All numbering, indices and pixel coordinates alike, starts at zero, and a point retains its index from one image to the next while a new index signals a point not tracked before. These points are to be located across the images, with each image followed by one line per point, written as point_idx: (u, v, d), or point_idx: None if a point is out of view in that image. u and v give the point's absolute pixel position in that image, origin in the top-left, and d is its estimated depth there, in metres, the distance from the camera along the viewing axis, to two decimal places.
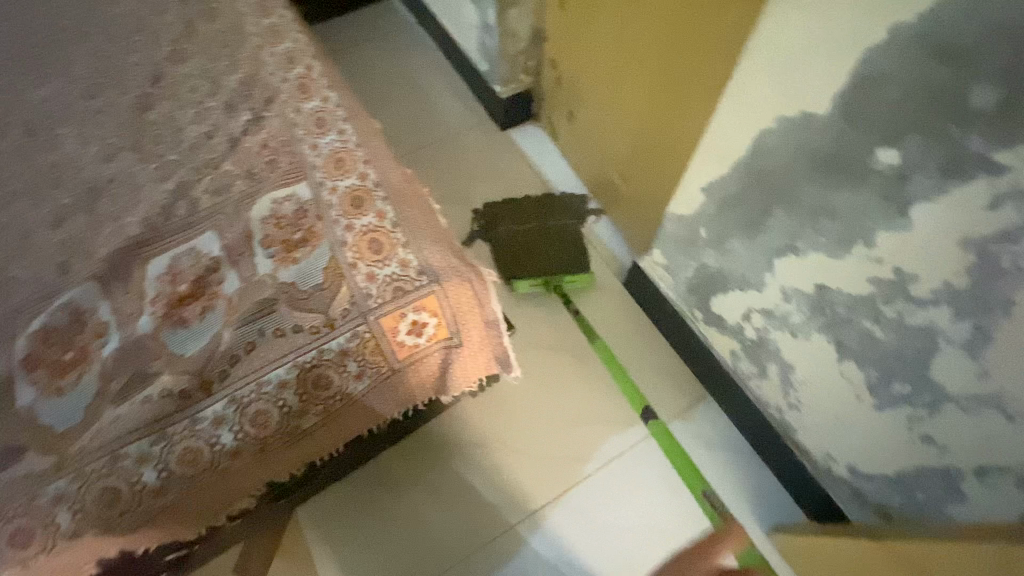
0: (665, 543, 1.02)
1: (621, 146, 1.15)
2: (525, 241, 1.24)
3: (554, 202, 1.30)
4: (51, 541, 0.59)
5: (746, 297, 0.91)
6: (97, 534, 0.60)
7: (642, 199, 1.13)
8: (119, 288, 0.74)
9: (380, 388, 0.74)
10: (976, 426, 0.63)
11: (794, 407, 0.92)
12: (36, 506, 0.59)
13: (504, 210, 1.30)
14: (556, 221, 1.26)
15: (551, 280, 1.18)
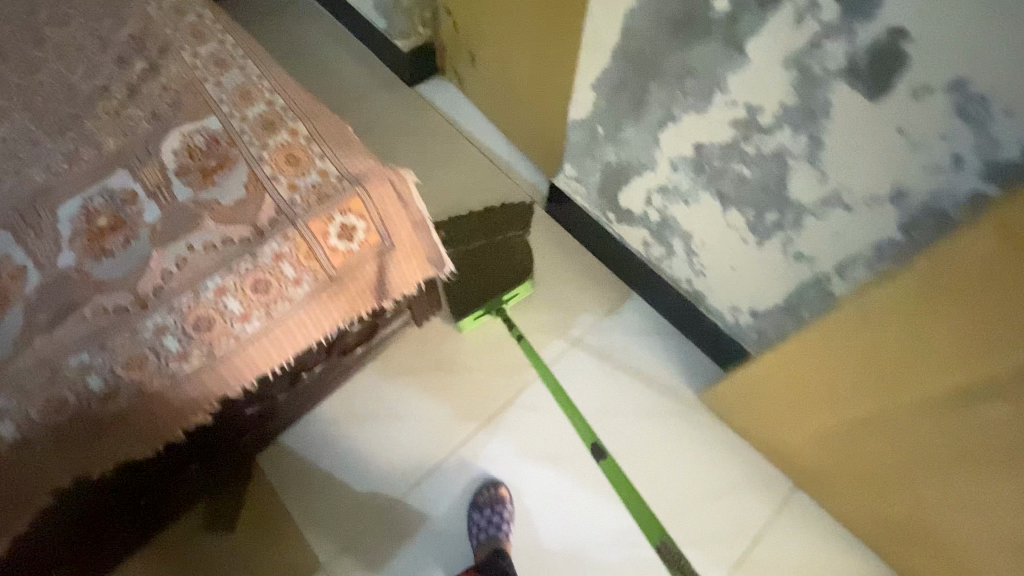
0: (611, 422, 1.13)
1: (520, 76, 1.24)
2: (472, 260, 1.27)
3: (496, 217, 1.36)
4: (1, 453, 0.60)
5: (645, 181, 1.01)
6: (49, 441, 0.61)
7: (547, 122, 1.22)
8: (29, 232, 0.73)
9: (320, 293, 0.77)
10: (828, 228, 0.76)
11: (701, 273, 1.05)
12: None
13: (452, 232, 1.32)
14: (500, 236, 1.32)
15: (493, 304, 1.19)
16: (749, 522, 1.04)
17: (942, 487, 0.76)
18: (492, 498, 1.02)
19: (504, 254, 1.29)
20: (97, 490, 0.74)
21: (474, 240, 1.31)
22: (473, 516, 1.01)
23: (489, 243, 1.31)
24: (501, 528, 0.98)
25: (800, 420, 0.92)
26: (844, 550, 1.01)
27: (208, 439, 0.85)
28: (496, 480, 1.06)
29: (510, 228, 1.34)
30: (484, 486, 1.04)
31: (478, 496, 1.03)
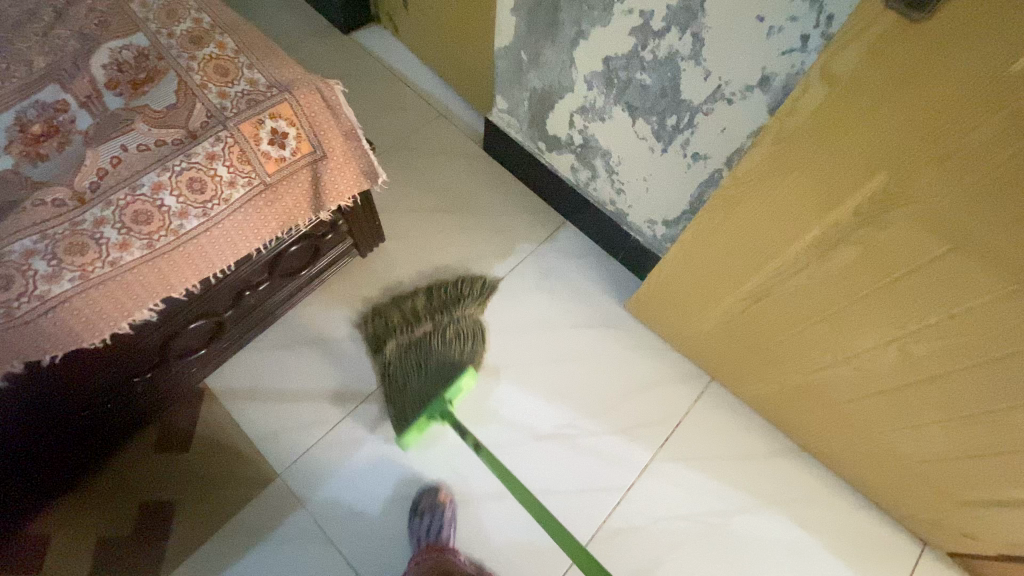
0: (548, 336, 1.22)
1: (449, 15, 1.29)
2: (417, 358, 1.04)
3: (444, 292, 1.20)
4: None
5: (566, 104, 1.09)
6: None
7: (478, 58, 1.28)
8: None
9: (255, 197, 0.81)
10: (715, 123, 0.87)
11: (621, 190, 1.14)
12: None
13: (393, 320, 1.13)
14: (446, 313, 1.13)
15: (434, 409, 0.93)
16: (669, 412, 1.16)
17: (816, 343, 0.89)
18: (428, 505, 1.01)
19: (451, 342, 1.07)
20: (40, 390, 0.77)
21: (417, 325, 1.10)
22: (413, 523, 1.00)
23: (437, 332, 1.08)
24: (437, 534, 0.97)
25: (705, 307, 1.03)
26: (749, 428, 1.16)
27: (157, 348, 0.89)
28: (436, 485, 1.05)
29: (456, 304, 1.17)
30: (426, 491, 1.03)
31: (418, 503, 1.02)
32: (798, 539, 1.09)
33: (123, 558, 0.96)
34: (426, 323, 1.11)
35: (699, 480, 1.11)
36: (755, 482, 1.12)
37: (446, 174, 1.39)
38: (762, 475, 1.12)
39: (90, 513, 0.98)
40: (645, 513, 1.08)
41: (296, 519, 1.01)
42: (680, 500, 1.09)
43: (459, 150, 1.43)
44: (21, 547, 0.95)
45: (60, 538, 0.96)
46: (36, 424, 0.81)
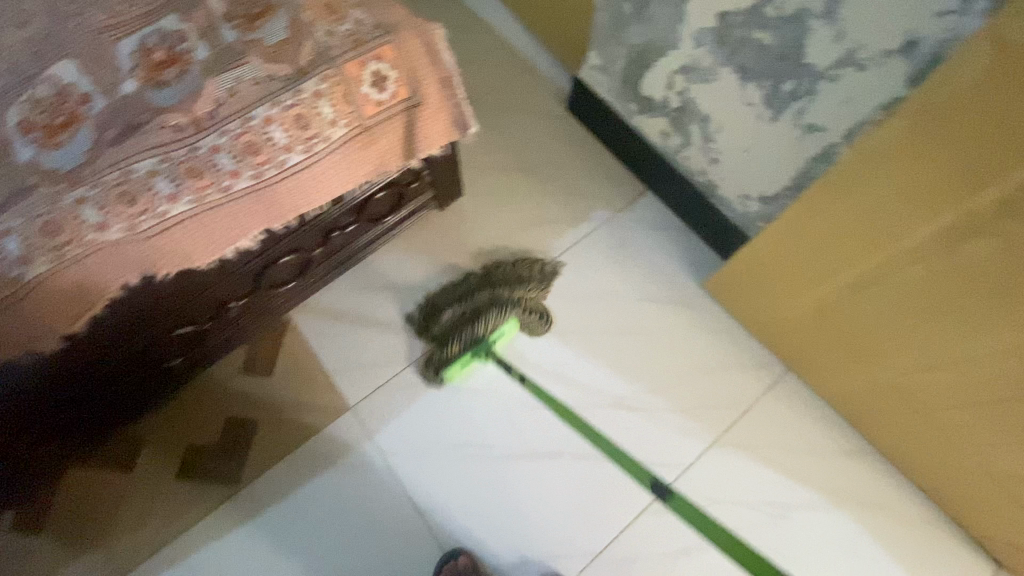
0: (620, 307, 1.19)
1: None
2: (467, 311, 1.07)
3: (501, 270, 1.12)
4: (82, 231, 0.68)
5: (667, 63, 1.03)
6: (124, 227, 0.70)
7: (572, 12, 1.23)
8: (85, 61, 0.78)
9: (354, 137, 0.83)
10: (841, 92, 0.80)
11: (714, 160, 1.08)
12: (61, 204, 0.67)
13: (457, 291, 1.11)
14: (497, 278, 1.10)
15: (478, 347, 1.05)
16: (737, 396, 1.12)
17: (922, 340, 0.83)
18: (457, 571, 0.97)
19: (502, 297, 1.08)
20: (152, 308, 0.83)
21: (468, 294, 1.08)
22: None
23: (490, 296, 1.07)
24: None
25: (795, 292, 0.98)
26: (821, 424, 1.11)
27: (252, 277, 0.94)
28: (458, 548, 1.00)
29: (517, 283, 1.10)
30: (444, 558, 0.99)
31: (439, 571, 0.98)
32: (861, 543, 1.04)
33: (209, 465, 1.05)
34: (477, 287, 1.09)
35: (763, 468, 1.08)
36: (823, 479, 1.07)
37: (528, 132, 1.36)
38: (830, 474, 1.08)
39: (182, 423, 1.08)
40: (702, 493, 1.07)
41: (364, 452, 1.06)
42: (741, 487, 1.07)
43: (543, 109, 1.39)
44: (124, 443, 1.06)
45: (155, 439, 1.06)
46: (145, 338, 0.87)
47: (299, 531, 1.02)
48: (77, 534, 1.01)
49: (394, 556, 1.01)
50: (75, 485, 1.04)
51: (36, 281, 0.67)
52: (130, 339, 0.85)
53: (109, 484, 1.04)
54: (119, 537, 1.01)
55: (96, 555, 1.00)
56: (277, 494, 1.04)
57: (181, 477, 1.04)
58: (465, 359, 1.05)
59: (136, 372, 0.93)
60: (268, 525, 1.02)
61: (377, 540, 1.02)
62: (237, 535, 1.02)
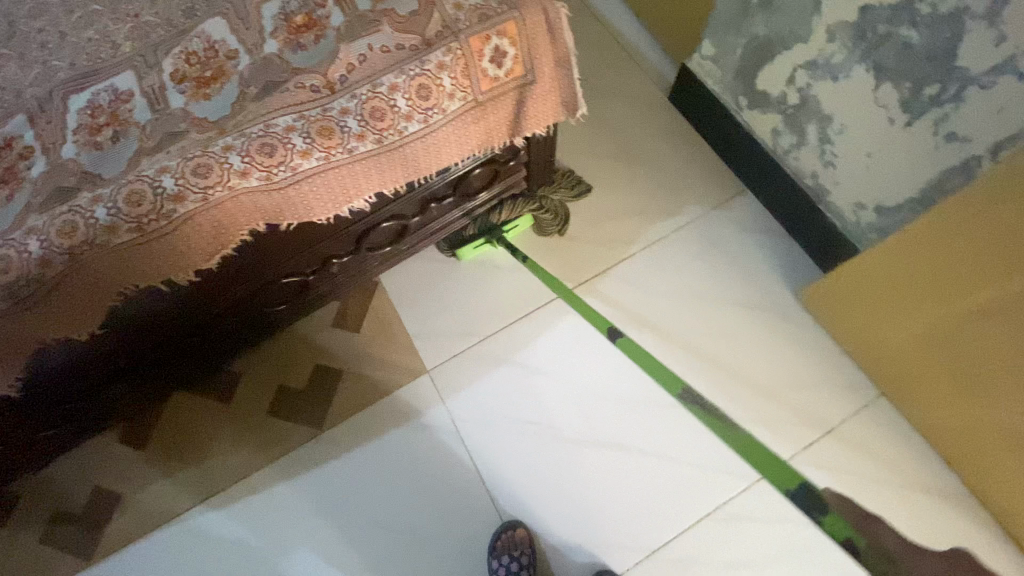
0: (703, 307, 1.16)
1: None
2: None
3: None
4: (227, 176, 0.73)
5: (791, 57, 0.99)
6: (264, 176, 0.75)
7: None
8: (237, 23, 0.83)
9: (468, 111, 0.85)
10: (994, 100, 0.73)
11: (830, 164, 1.02)
12: (211, 151, 0.73)
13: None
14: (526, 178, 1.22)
15: (491, 233, 1.19)
16: (821, 416, 1.07)
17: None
18: (514, 542, 1.00)
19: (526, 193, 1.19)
20: (265, 258, 0.90)
21: None
22: (492, 563, 0.99)
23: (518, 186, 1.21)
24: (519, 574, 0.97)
25: (906, 314, 0.91)
26: (911, 457, 1.04)
27: (355, 238, 1.00)
28: (515, 521, 1.03)
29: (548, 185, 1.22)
30: (501, 529, 1.02)
31: (495, 541, 1.01)
32: None
33: (295, 407, 1.13)
34: None
35: (840, 492, 1.03)
36: (907, 516, 1.01)
37: (626, 120, 1.34)
38: (916, 512, 1.01)
39: (275, 367, 1.16)
40: (771, 508, 1.02)
41: (435, 417, 1.11)
42: (816, 511, 1.02)
43: (644, 97, 1.36)
44: (224, 378, 1.16)
45: (251, 378, 1.16)
46: (259, 283, 0.95)
47: (369, 480, 1.09)
48: (178, 454, 1.12)
49: (453, 518, 1.06)
50: (180, 410, 1.15)
51: (184, 218, 0.73)
52: (246, 284, 0.93)
53: (208, 413, 1.14)
54: (212, 461, 1.11)
55: (191, 476, 1.11)
56: (353, 442, 1.11)
57: (270, 416, 1.13)
58: (479, 242, 1.19)
59: (243, 313, 1.01)
60: (342, 470, 1.09)
61: (438, 501, 1.07)
62: (316, 476, 1.09)
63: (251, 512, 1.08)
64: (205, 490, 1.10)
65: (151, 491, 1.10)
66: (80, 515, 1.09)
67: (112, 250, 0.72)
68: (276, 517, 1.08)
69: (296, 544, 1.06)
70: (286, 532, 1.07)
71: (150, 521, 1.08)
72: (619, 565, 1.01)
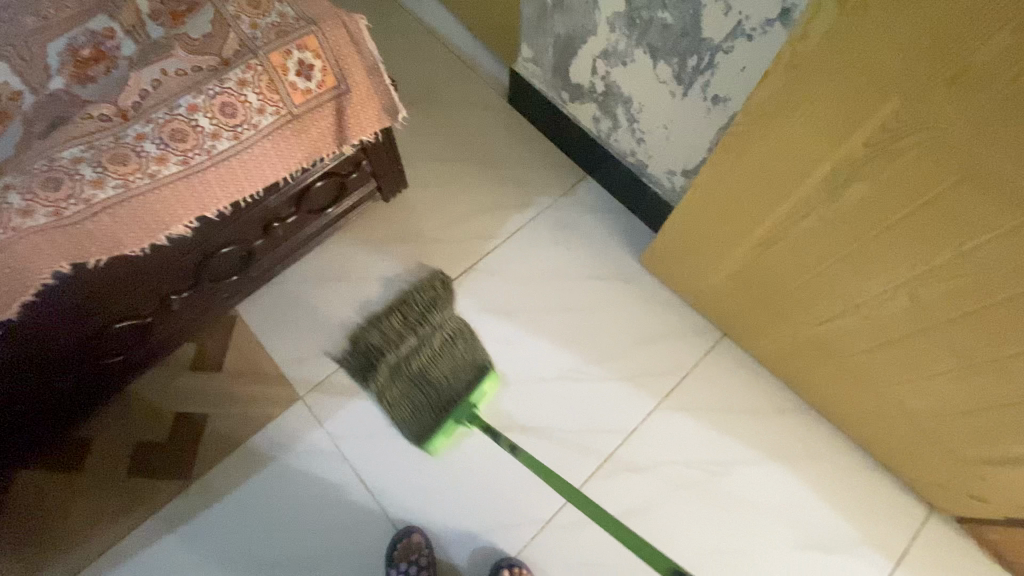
0: (563, 286, 1.23)
1: None
2: (420, 373, 1.05)
3: (418, 305, 1.13)
4: (8, 216, 0.70)
5: (589, 49, 1.10)
6: (50, 213, 0.72)
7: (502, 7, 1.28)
8: (14, 61, 0.79)
9: (283, 125, 0.87)
10: (735, 63, 0.87)
11: (641, 140, 1.15)
12: None
13: (390, 355, 1.06)
14: (424, 325, 1.10)
15: (462, 414, 1.03)
16: (677, 365, 1.17)
17: (829, 286, 0.88)
18: (410, 548, 1.00)
19: (450, 352, 1.07)
20: (82, 301, 0.84)
21: (402, 344, 1.07)
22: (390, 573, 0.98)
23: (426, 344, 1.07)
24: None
25: (718, 257, 1.03)
26: (756, 386, 1.16)
27: (193, 271, 0.96)
28: (411, 527, 1.03)
29: (435, 312, 1.12)
30: (397, 538, 1.01)
31: (392, 550, 1.00)
32: (797, 493, 1.10)
33: (158, 462, 1.05)
34: (411, 338, 1.08)
35: (702, 428, 1.13)
36: (759, 436, 1.13)
37: (471, 125, 1.41)
38: (765, 430, 1.13)
39: (130, 422, 1.08)
40: (645, 457, 1.10)
41: (313, 440, 1.08)
42: (683, 448, 1.11)
43: (485, 102, 1.44)
44: (71, 446, 1.06)
45: (103, 440, 1.07)
46: (84, 332, 0.88)
47: (251, 520, 1.03)
48: (24, 539, 1.00)
49: (346, 538, 1.03)
50: (19, 489, 1.03)
51: None
52: (65, 335, 0.86)
53: (55, 486, 1.03)
54: (65, 541, 1.00)
55: (43, 560, 0.99)
56: (228, 485, 1.05)
57: (129, 476, 1.04)
58: (450, 429, 1.02)
59: (74, 370, 0.93)
60: (220, 516, 1.03)
61: (327, 524, 1.04)
62: (189, 528, 1.02)
63: None
64: (62, 570, 0.99)
65: None
66: None
67: None
68: None
69: None
70: None
71: None
72: (516, 542, 1.04)
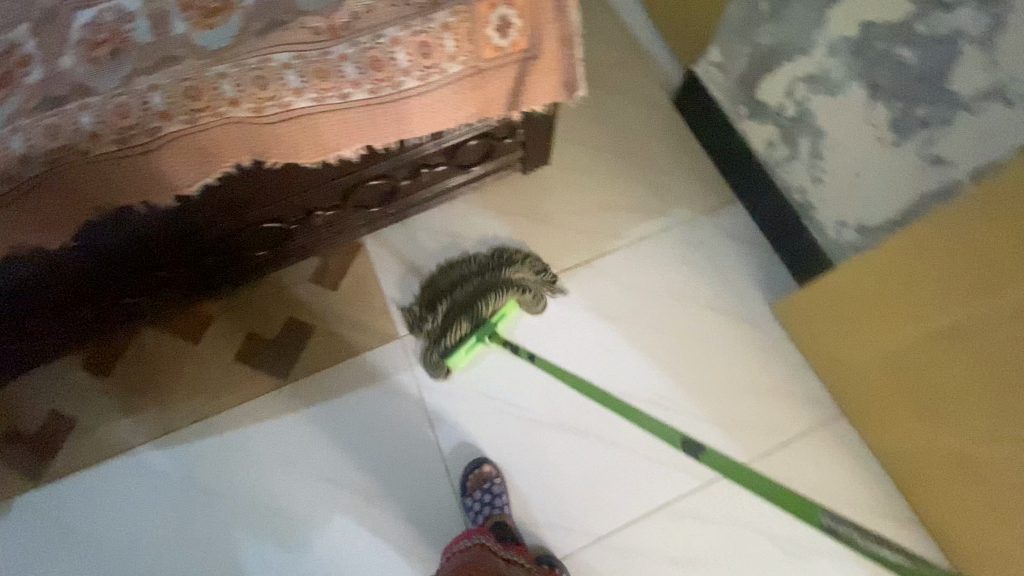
0: (680, 309, 1.17)
1: None
2: (462, 299, 1.10)
3: (496, 254, 1.14)
4: (217, 102, 0.74)
5: (793, 69, 1.01)
6: (252, 107, 0.75)
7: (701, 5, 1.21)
8: None
9: (468, 77, 0.87)
10: (980, 126, 0.75)
11: (818, 180, 1.05)
12: (203, 75, 0.72)
13: (442, 282, 1.13)
14: (489, 270, 1.12)
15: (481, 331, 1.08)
16: (780, 428, 1.08)
17: (979, 409, 0.80)
18: (482, 478, 1.03)
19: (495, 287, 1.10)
20: (247, 195, 0.89)
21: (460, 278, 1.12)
22: (466, 501, 1.02)
23: (477, 276, 1.12)
24: (494, 505, 1.00)
25: (874, 333, 0.93)
26: (862, 476, 1.05)
27: (340, 193, 1.00)
28: (482, 458, 1.05)
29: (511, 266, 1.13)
30: (469, 469, 1.04)
31: (465, 482, 1.03)
32: None
33: (262, 356, 1.13)
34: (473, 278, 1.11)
35: None
36: None
37: (627, 117, 1.35)
38: None
39: (247, 313, 1.16)
40: (720, 510, 1.03)
41: (399, 382, 1.11)
42: (763, 516, 1.03)
43: (649, 97, 1.37)
44: (195, 318, 1.15)
45: (221, 322, 1.15)
46: (239, 223, 0.94)
47: (327, 436, 1.08)
48: (140, 389, 1.11)
49: (409, 484, 1.06)
50: (146, 345, 1.14)
51: (168, 137, 0.74)
52: (224, 221, 0.92)
53: (174, 350, 1.13)
54: (169, 400, 1.11)
55: (149, 409, 1.10)
56: (317, 398, 1.11)
57: (234, 361, 1.13)
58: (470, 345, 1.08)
59: (221, 253, 1.00)
60: (303, 424, 1.09)
61: (393, 463, 1.07)
62: (274, 425, 1.09)
63: (207, 454, 1.08)
64: (163, 426, 1.09)
65: (108, 419, 1.10)
66: (33, 436, 1.08)
67: (92, 159, 0.72)
68: (230, 462, 1.07)
69: (249, 491, 1.06)
70: (238, 477, 1.07)
71: (103, 450, 1.08)
72: (566, 546, 1.02)
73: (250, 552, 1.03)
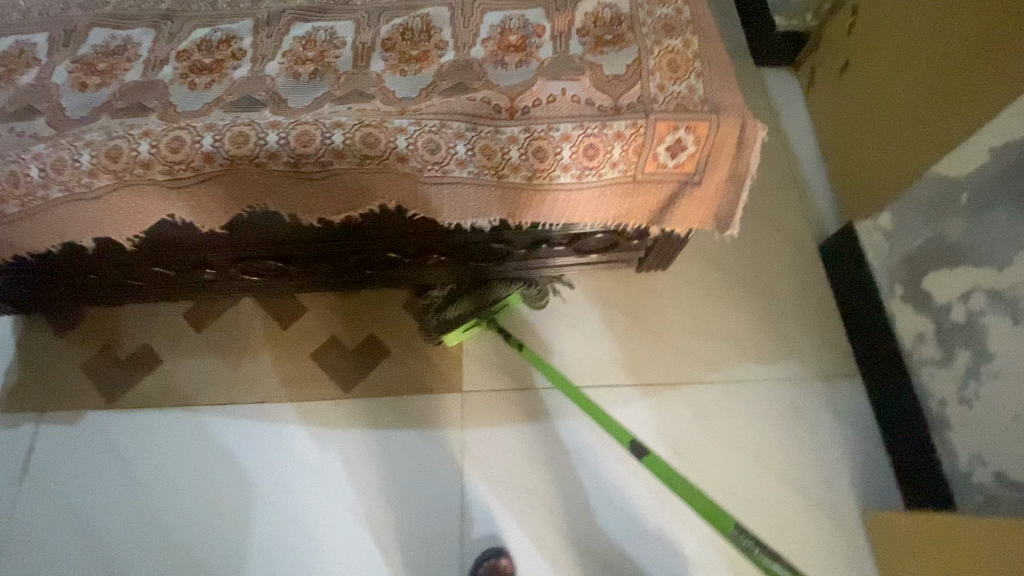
0: (757, 473, 1.06)
1: (880, 111, 1.15)
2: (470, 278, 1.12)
3: None
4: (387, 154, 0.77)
5: (972, 275, 0.91)
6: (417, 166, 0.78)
7: (875, 172, 1.16)
8: (453, 22, 0.87)
9: (623, 184, 0.84)
10: None
11: (965, 401, 0.93)
12: (384, 126, 0.77)
13: None
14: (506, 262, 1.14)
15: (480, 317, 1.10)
16: None
17: None
18: (495, 570, 0.97)
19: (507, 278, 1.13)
20: (381, 224, 0.94)
21: None
22: None
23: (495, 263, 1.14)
24: None
25: None
26: None
27: (458, 246, 1.01)
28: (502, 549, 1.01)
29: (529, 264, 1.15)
30: (482, 558, 0.99)
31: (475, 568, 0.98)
32: None
33: (335, 362, 1.16)
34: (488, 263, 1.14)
35: None
36: None
37: (765, 249, 1.26)
38: None
39: (337, 317, 1.20)
40: None
41: (450, 437, 1.10)
42: None
43: (793, 234, 1.28)
44: (291, 305, 1.21)
45: (313, 316, 1.21)
46: (360, 246, 0.98)
47: (363, 465, 1.09)
48: (221, 353, 1.18)
49: (418, 546, 1.03)
50: (241, 313, 1.21)
51: (333, 172, 0.78)
52: (350, 240, 0.96)
53: (261, 328, 1.20)
54: (245, 369, 1.17)
55: (223, 373, 1.17)
56: (369, 424, 1.12)
57: (309, 358, 1.17)
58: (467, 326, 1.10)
59: (335, 262, 1.04)
60: (345, 442, 1.10)
61: (415, 517, 1.05)
62: (319, 433, 1.11)
63: (253, 437, 1.12)
64: (228, 394, 1.15)
65: (187, 369, 1.17)
66: (122, 361, 1.18)
67: (265, 172, 0.78)
68: (272, 452, 1.11)
69: (278, 488, 1.08)
70: (273, 470, 1.09)
71: (172, 396, 1.15)
72: None
73: (253, 546, 1.05)
